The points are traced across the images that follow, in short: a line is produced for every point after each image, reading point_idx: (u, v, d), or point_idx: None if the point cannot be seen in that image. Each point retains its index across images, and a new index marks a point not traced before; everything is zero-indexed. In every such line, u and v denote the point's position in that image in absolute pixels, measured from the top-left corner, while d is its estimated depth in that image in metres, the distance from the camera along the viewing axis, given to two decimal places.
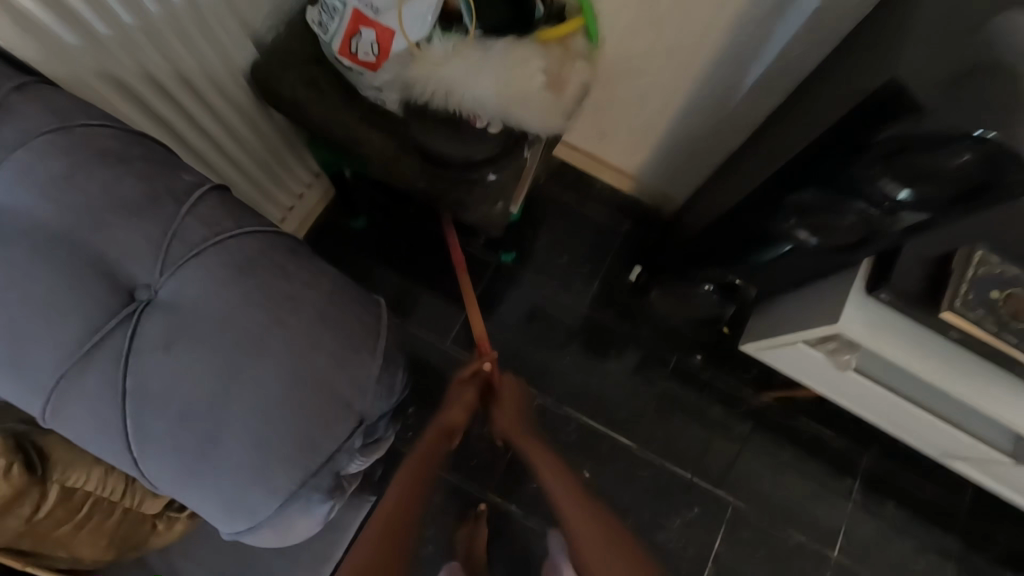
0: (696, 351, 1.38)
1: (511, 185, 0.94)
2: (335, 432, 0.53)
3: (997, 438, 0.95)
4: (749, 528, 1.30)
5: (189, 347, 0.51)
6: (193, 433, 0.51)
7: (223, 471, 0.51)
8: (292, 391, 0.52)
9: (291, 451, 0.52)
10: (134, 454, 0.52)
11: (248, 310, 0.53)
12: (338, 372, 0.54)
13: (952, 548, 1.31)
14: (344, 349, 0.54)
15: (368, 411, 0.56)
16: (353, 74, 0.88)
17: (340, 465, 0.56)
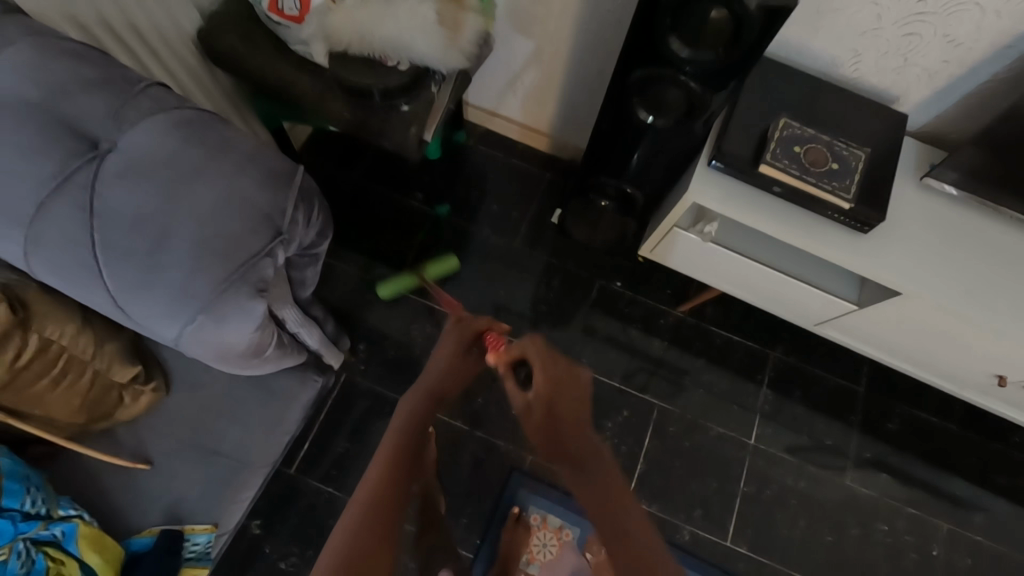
0: (616, 278, 1.56)
1: (423, 114, 1.13)
2: (259, 239, 0.69)
3: (844, 290, 1.14)
4: (673, 425, 1.45)
5: (139, 177, 0.67)
6: (144, 237, 0.66)
7: (170, 266, 0.66)
8: (222, 208, 0.68)
9: (223, 249, 0.67)
10: (99, 264, 0.67)
11: (186, 151, 0.69)
12: (261, 194, 0.70)
13: (852, 428, 1.48)
14: (265, 178, 0.71)
15: (287, 231, 0.71)
16: (282, 29, 1.08)
17: (267, 274, 0.71)
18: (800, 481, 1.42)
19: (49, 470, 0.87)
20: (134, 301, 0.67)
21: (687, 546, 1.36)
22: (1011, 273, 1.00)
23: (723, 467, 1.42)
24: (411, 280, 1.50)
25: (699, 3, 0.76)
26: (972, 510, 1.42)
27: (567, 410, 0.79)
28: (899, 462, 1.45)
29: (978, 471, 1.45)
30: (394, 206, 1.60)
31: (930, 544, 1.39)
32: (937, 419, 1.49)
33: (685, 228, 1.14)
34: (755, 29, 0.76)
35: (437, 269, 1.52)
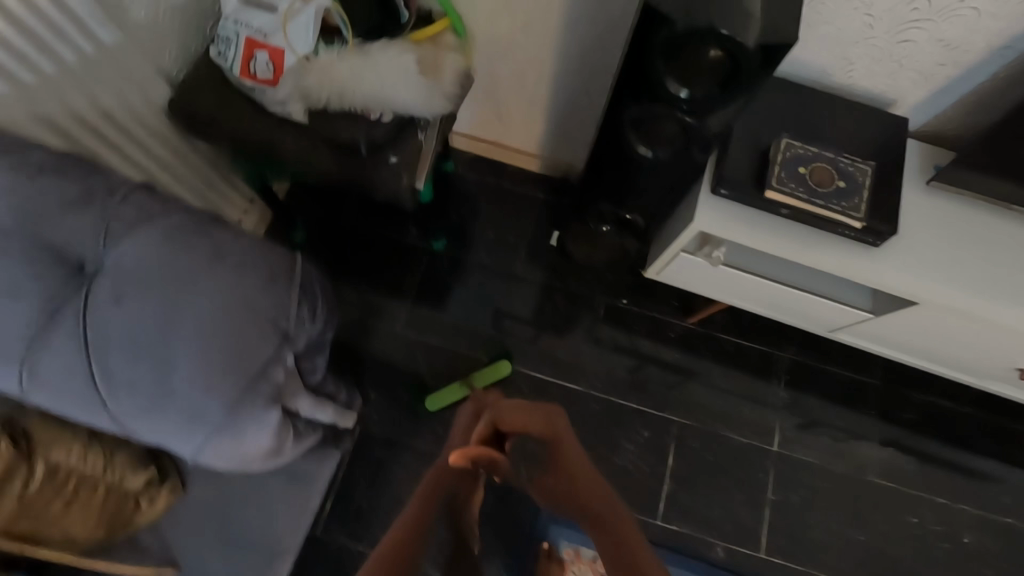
0: (622, 295, 1.54)
1: (413, 162, 1.08)
2: (266, 346, 0.66)
3: (858, 299, 1.13)
4: (695, 439, 1.44)
5: (133, 298, 0.64)
6: (148, 362, 0.63)
7: (177, 388, 0.63)
8: (221, 317, 0.65)
9: (231, 364, 0.64)
10: (102, 391, 0.64)
11: (173, 259, 0.65)
12: (261, 298, 0.67)
13: (873, 423, 1.47)
14: (263, 281, 0.67)
15: (291, 329, 0.69)
16: (257, 92, 1.03)
17: (279, 379, 0.68)
18: (826, 482, 1.42)
19: None
20: (145, 425, 0.65)
21: (721, 561, 1.35)
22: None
23: (749, 476, 1.41)
24: (461, 389, 1.41)
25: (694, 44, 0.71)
26: (998, 493, 1.42)
27: (571, 467, 0.75)
28: (922, 452, 1.45)
29: (1001, 453, 1.45)
30: (389, 244, 1.56)
31: (959, 531, 1.39)
32: (955, 404, 1.49)
33: (691, 253, 1.11)
34: (755, 65, 0.71)
35: (489, 378, 1.43)
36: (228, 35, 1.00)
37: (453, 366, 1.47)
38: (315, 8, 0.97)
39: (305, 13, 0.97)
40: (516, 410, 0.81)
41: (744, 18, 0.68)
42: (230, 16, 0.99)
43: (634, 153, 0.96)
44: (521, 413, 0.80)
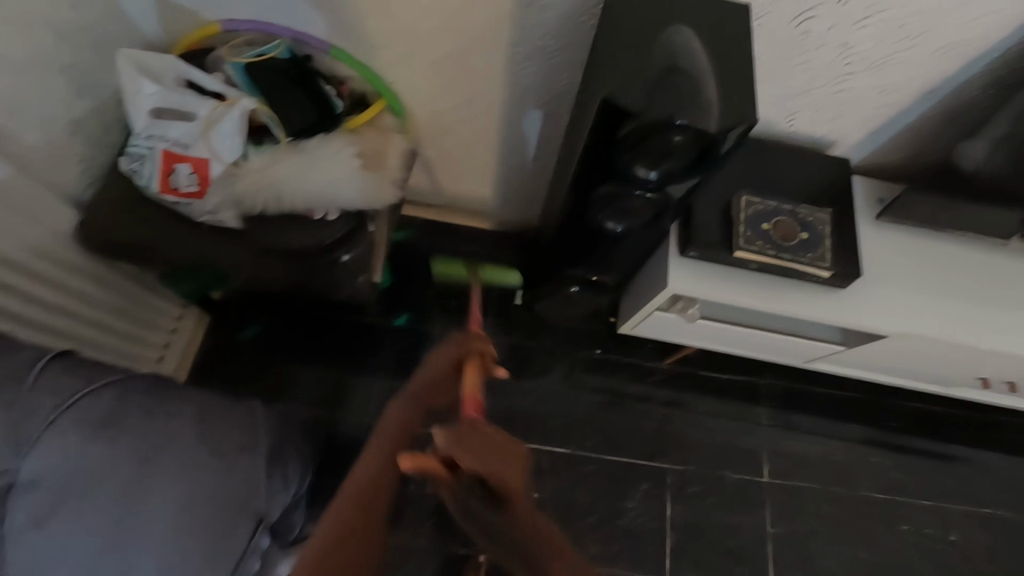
0: (596, 345, 1.51)
1: (367, 258, 1.01)
2: (235, 538, 0.67)
3: (829, 333, 1.15)
4: (691, 484, 1.42)
5: (85, 510, 0.63)
6: None
7: None
8: (183, 521, 0.65)
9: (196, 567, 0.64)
10: None
11: (117, 470, 0.65)
12: (223, 487, 0.68)
13: (852, 436, 1.50)
14: (223, 467, 0.69)
15: (266, 508, 0.71)
16: (182, 207, 0.92)
17: (252, 563, 0.70)
18: (820, 504, 1.43)
19: None
20: None
21: None
22: (977, 290, 1.04)
23: (748, 512, 1.40)
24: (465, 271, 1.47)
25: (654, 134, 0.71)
26: (974, 485, 1.49)
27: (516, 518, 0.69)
28: (901, 458, 1.50)
29: (969, 445, 1.53)
30: (346, 328, 1.46)
31: (948, 531, 1.44)
32: (921, 405, 1.55)
33: (665, 311, 1.10)
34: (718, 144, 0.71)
35: (495, 276, 1.48)
36: (140, 151, 0.89)
37: None
38: (241, 110, 0.89)
39: (228, 117, 0.89)
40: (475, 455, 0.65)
41: (700, 104, 0.68)
42: (140, 131, 0.89)
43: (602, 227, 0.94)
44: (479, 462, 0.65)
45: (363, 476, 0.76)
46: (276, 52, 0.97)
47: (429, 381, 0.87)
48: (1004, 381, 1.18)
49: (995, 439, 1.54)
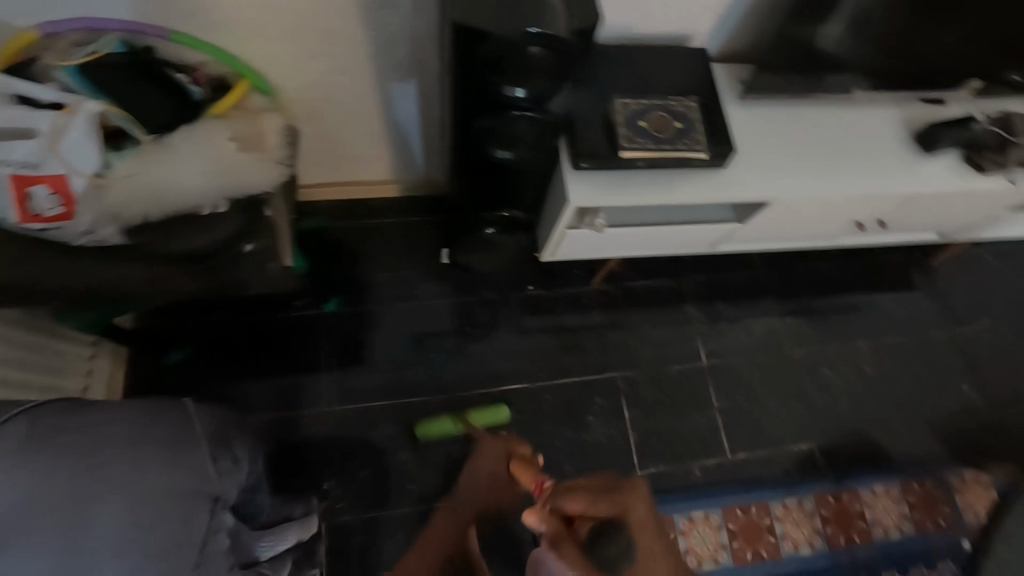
0: (528, 283, 1.57)
1: (273, 244, 0.99)
2: (202, 517, 0.75)
3: (723, 215, 1.25)
4: (641, 385, 1.52)
5: (23, 537, 0.64)
6: None
7: None
8: (131, 520, 0.69)
9: (172, 553, 0.70)
10: None
11: (54, 484, 0.67)
12: (174, 477, 0.75)
13: (769, 307, 1.66)
14: (168, 458, 0.75)
15: (217, 487, 0.79)
16: (51, 232, 0.86)
17: (224, 541, 0.78)
18: (754, 372, 1.59)
19: None
20: None
21: (703, 480, 1.45)
22: (837, 145, 1.16)
23: (695, 396, 1.54)
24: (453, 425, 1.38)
25: (514, 51, 0.74)
26: (875, 321, 1.70)
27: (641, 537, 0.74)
28: (812, 314, 1.68)
29: (865, 288, 1.73)
30: (277, 328, 1.44)
31: (861, 365, 1.64)
32: (821, 264, 1.73)
33: (576, 227, 1.16)
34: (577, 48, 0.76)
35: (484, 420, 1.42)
36: None
37: (396, 419, 1.40)
38: (86, 116, 0.83)
39: (76, 125, 0.83)
40: (581, 498, 0.76)
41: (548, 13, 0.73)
42: None
43: (494, 159, 0.97)
44: (589, 503, 0.76)
45: (429, 537, 0.95)
46: (108, 49, 0.91)
47: (489, 476, 1.00)
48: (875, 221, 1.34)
49: (885, 278, 1.75)
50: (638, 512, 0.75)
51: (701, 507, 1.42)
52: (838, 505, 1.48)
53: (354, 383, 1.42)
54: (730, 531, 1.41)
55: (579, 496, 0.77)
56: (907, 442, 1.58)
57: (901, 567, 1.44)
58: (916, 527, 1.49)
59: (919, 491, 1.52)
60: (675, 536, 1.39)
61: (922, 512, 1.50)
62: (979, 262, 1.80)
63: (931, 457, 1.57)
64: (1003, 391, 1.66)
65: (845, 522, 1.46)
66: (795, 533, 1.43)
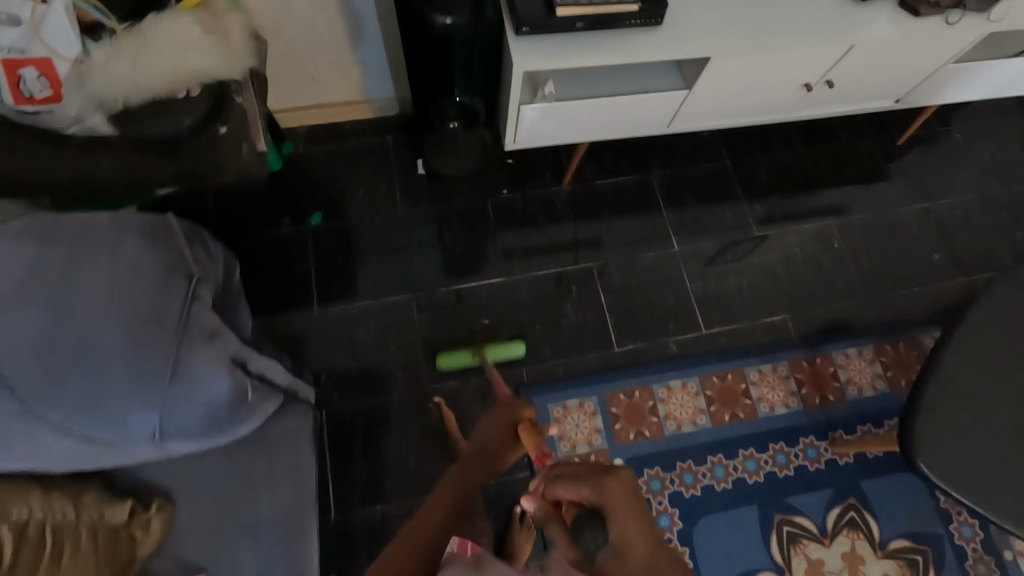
0: (502, 188, 1.65)
1: (243, 126, 1.09)
2: (177, 288, 0.79)
3: (672, 84, 1.30)
4: (614, 272, 1.60)
5: (11, 299, 0.72)
6: (61, 343, 0.72)
7: (101, 349, 0.73)
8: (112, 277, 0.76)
9: (150, 313, 0.76)
10: (15, 395, 0.71)
11: (33, 255, 0.74)
12: (147, 249, 0.79)
13: (738, 194, 1.72)
14: (140, 233, 0.80)
15: (194, 266, 0.82)
16: (44, 117, 0.97)
17: (205, 316, 0.80)
18: (724, 254, 1.65)
19: None
20: (90, 407, 0.73)
21: (679, 353, 1.53)
22: (774, 1, 1.21)
23: (668, 279, 1.61)
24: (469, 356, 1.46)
25: None
26: (843, 201, 1.74)
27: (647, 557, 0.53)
28: (780, 198, 1.73)
29: (832, 171, 1.77)
30: (269, 242, 1.56)
31: (830, 242, 1.70)
32: (788, 151, 1.78)
33: (530, 102, 1.24)
34: None
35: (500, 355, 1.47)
36: None
37: (386, 316, 1.52)
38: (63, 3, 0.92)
39: (53, 12, 0.92)
40: (566, 475, 0.65)
41: None
42: None
43: (436, 24, 1.11)
44: (577, 482, 0.62)
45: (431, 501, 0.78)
46: None
47: (493, 447, 0.91)
48: (824, 83, 1.37)
49: (853, 159, 1.79)
50: (635, 508, 0.59)
51: (678, 376, 1.50)
52: (812, 369, 1.55)
53: (343, 287, 1.54)
54: (708, 397, 1.49)
55: (560, 467, 0.70)
56: (880, 309, 1.64)
57: (875, 421, 1.52)
58: (889, 384, 1.56)
59: (892, 351, 1.59)
60: (654, 404, 1.48)
61: (894, 369, 1.57)
62: (946, 138, 1.83)
63: (904, 321, 1.63)
64: (973, 255, 1.71)
65: (819, 383, 1.54)
66: (772, 396, 1.51)
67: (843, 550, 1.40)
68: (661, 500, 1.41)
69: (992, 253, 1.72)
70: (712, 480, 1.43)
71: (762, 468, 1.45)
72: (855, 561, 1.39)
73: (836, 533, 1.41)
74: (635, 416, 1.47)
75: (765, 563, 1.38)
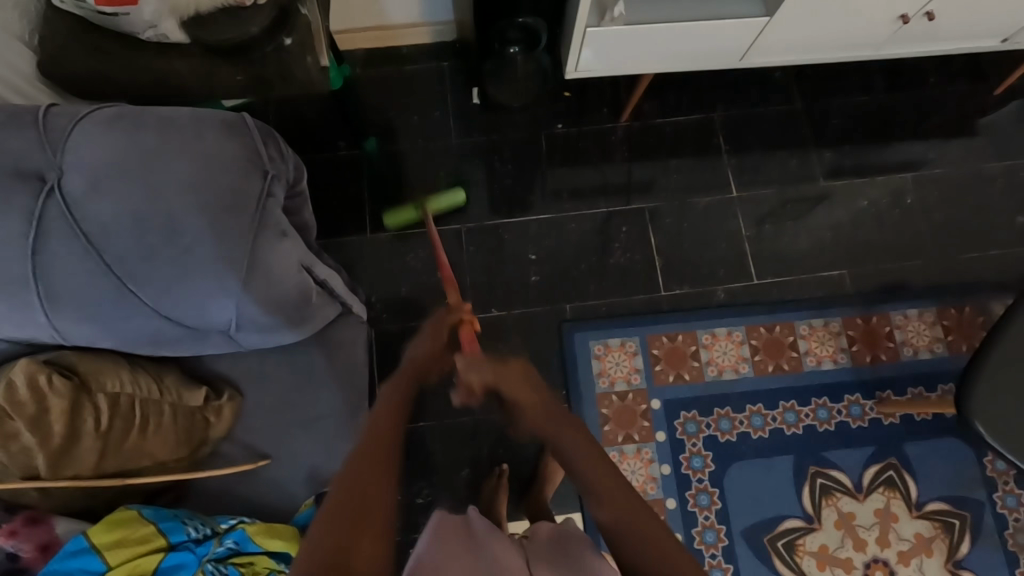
0: (557, 121, 1.60)
1: (308, 38, 1.08)
2: (252, 183, 0.90)
3: (751, 10, 1.20)
4: (666, 215, 1.56)
5: (114, 183, 0.84)
6: (154, 224, 0.84)
7: (185, 233, 0.84)
8: (194, 170, 0.86)
9: (228, 204, 0.87)
10: (115, 268, 0.84)
11: (131, 145, 0.85)
12: (226, 145, 0.89)
13: (807, 140, 1.62)
14: (222, 131, 0.90)
15: (269, 166, 0.93)
16: (123, 18, 0.99)
17: (274, 211, 0.92)
18: (784, 204, 1.58)
19: (196, 499, 0.97)
20: (174, 285, 0.85)
21: (726, 301, 1.51)
22: None
23: (722, 225, 1.56)
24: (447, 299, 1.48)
25: None
26: (925, 154, 1.62)
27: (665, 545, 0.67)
28: (853, 147, 1.62)
29: (916, 121, 1.64)
30: (324, 165, 1.58)
31: (903, 197, 1.59)
32: (869, 97, 1.64)
33: (596, 25, 1.18)
34: None
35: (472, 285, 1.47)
36: None
37: (433, 245, 1.54)
38: None
39: None
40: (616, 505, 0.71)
41: None
42: None
43: None
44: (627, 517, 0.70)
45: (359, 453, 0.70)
46: None
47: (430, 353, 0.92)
48: (923, 15, 1.24)
49: (941, 109, 1.64)
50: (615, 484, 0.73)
51: (724, 324, 1.48)
52: (866, 327, 1.50)
53: (393, 214, 1.56)
54: (752, 346, 1.47)
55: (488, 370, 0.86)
56: (949, 271, 1.55)
57: (928, 385, 1.47)
58: (948, 348, 1.49)
59: (956, 316, 1.51)
60: (696, 349, 1.47)
61: (956, 334, 1.50)
62: None
63: (974, 285, 1.54)
64: None
65: (872, 342, 1.49)
66: (820, 351, 1.48)
67: (876, 506, 1.39)
68: (694, 442, 1.43)
69: None
70: (749, 427, 1.43)
71: (801, 421, 1.43)
72: (887, 518, 1.38)
73: (871, 490, 1.40)
74: (676, 359, 1.47)
75: (794, 510, 1.39)
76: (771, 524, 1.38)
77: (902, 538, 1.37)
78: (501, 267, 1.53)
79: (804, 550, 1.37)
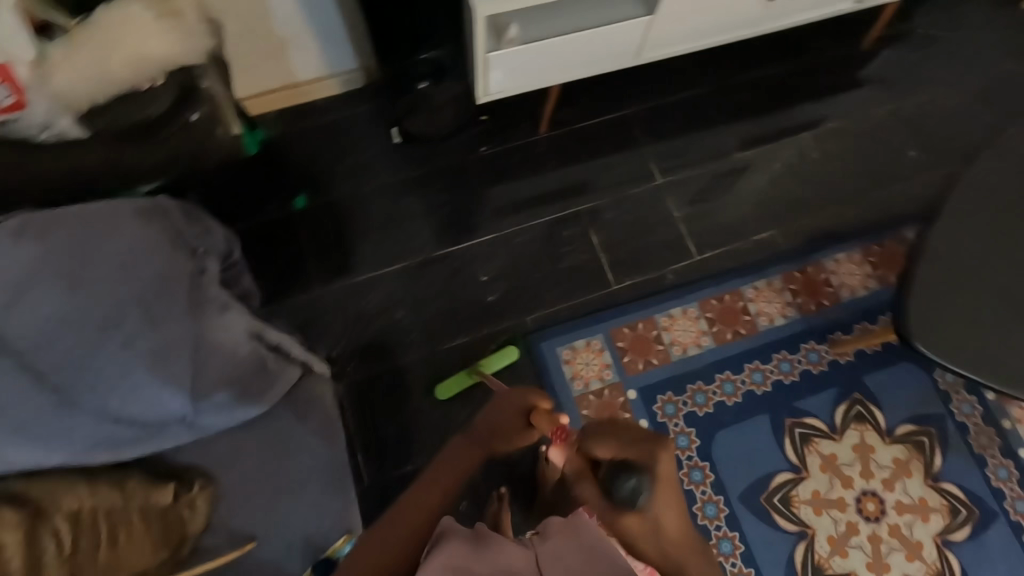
0: (481, 144, 1.64)
1: (214, 109, 1.07)
2: (181, 262, 0.89)
3: (634, 11, 1.29)
4: (602, 212, 1.62)
5: (32, 292, 0.80)
6: (85, 325, 0.81)
7: (122, 328, 0.82)
8: (120, 261, 0.84)
9: (162, 289, 0.86)
10: (49, 380, 0.80)
11: (42, 249, 0.81)
12: (148, 229, 0.88)
13: (714, 117, 1.73)
14: (141, 215, 0.88)
15: (196, 244, 0.95)
16: (13, 123, 0.97)
17: (212, 289, 0.93)
18: (707, 180, 1.67)
19: None
20: (120, 384, 0.82)
21: (675, 282, 1.57)
22: None
23: (656, 212, 1.63)
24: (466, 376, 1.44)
25: None
26: (819, 111, 1.76)
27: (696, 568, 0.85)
28: (755, 116, 1.74)
29: (806, 83, 1.78)
30: (256, 230, 1.55)
31: (810, 153, 1.72)
32: (758, 68, 1.78)
33: (496, 49, 1.23)
34: None
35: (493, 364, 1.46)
36: None
37: (384, 288, 1.53)
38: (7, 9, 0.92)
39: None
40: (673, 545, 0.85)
41: None
42: None
43: None
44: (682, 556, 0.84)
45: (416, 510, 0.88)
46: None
47: (501, 420, 1.03)
48: None
49: (824, 69, 1.79)
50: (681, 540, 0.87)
51: (678, 303, 1.54)
52: (805, 278, 1.59)
53: (337, 265, 1.54)
54: (709, 318, 1.54)
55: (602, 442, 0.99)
56: (864, 211, 1.68)
57: (870, 319, 1.57)
58: (880, 281, 1.60)
59: (879, 251, 1.63)
60: (658, 333, 1.52)
61: (885, 267, 1.61)
62: (911, 35, 1.84)
63: (888, 219, 1.67)
64: (946, 147, 1.75)
65: (813, 290, 1.58)
66: (769, 309, 1.56)
67: (853, 442, 1.46)
68: (677, 422, 1.46)
69: (965, 143, 1.75)
70: (722, 396, 1.48)
71: (769, 378, 1.50)
72: (865, 451, 1.46)
73: (845, 428, 1.47)
74: (641, 346, 1.51)
75: (782, 464, 1.44)
76: (765, 482, 1.43)
77: (882, 466, 1.45)
78: (455, 293, 1.53)
79: (799, 500, 1.42)
